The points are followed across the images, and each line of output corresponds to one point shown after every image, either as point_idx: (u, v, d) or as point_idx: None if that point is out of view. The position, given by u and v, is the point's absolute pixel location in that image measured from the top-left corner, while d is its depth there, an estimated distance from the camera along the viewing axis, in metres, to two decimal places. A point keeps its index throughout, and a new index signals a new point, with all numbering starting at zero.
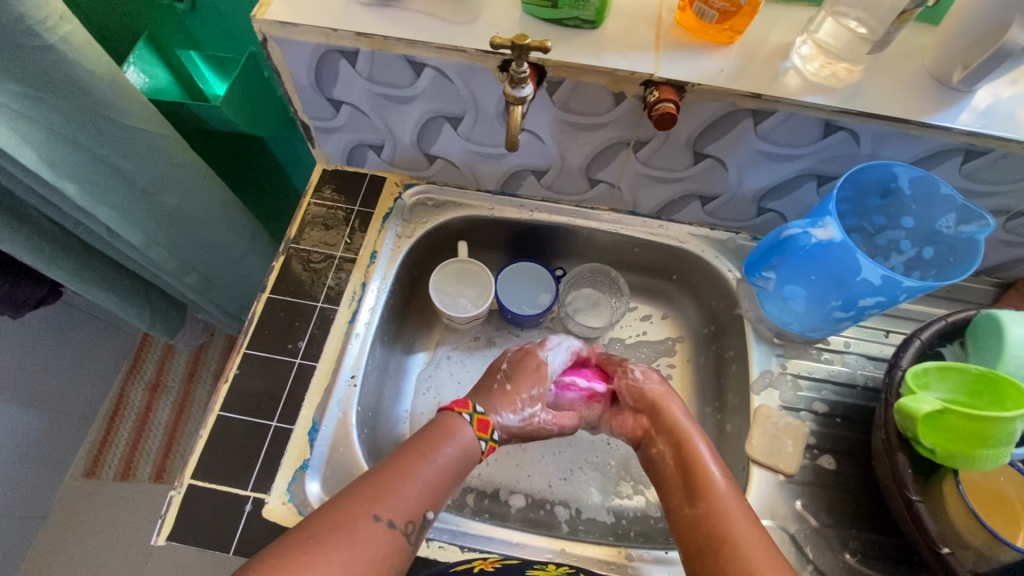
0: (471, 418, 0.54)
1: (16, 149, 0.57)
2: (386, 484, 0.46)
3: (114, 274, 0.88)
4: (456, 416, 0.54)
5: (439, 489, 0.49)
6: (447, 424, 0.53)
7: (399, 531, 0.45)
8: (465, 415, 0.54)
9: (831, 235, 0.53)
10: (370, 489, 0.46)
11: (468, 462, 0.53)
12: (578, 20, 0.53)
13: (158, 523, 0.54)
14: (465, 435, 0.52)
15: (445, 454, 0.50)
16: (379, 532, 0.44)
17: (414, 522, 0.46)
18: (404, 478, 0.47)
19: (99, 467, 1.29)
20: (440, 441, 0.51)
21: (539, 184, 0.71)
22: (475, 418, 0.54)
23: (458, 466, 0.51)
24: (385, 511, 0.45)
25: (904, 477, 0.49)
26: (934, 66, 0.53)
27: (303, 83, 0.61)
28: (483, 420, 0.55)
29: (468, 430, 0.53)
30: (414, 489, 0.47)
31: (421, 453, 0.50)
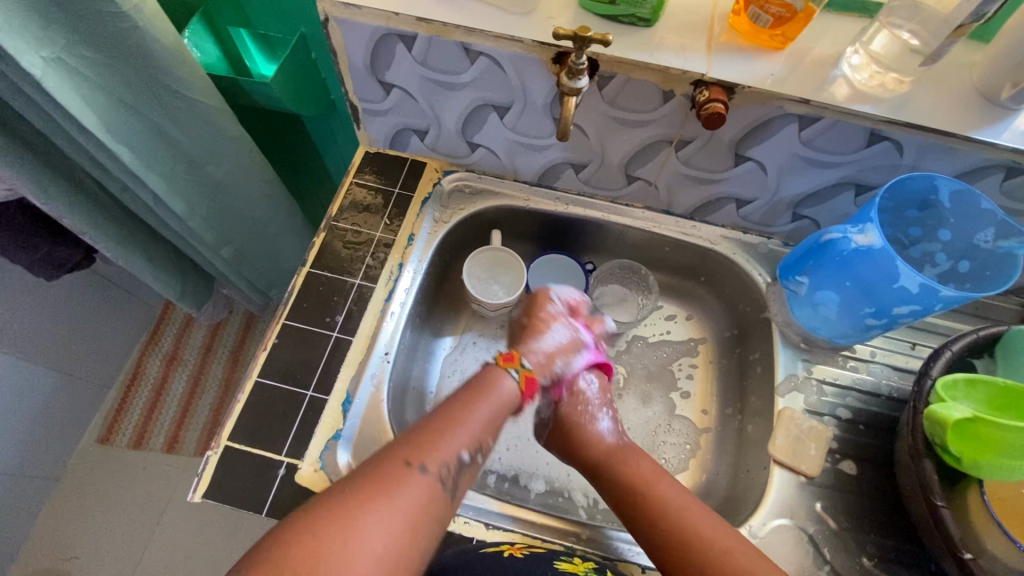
0: (518, 375, 0.52)
1: (81, 112, 0.59)
2: (413, 437, 0.44)
3: (151, 243, 0.90)
4: (503, 371, 0.52)
5: (473, 432, 0.47)
6: (491, 376, 0.51)
7: (434, 477, 0.42)
8: (511, 370, 0.53)
9: (871, 241, 0.55)
10: (399, 445, 0.44)
11: (507, 415, 0.51)
12: (634, 17, 0.55)
13: (195, 481, 0.56)
14: (506, 387, 0.51)
15: (481, 406, 0.48)
16: (413, 479, 0.41)
17: (449, 467, 0.44)
18: (438, 429, 0.45)
19: (114, 434, 1.30)
20: (473, 394, 0.50)
21: (576, 178, 0.72)
22: (523, 377, 0.52)
23: (492, 412, 0.49)
24: (416, 457, 0.43)
25: (931, 483, 0.50)
26: (982, 82, 0.53)
27: (358, 65, 0.62)
28: (528, 379, 0.53)
29: (513, 385, 0.52)
30: (445, 435, 0.45)
31: (451, 407, 0.48)
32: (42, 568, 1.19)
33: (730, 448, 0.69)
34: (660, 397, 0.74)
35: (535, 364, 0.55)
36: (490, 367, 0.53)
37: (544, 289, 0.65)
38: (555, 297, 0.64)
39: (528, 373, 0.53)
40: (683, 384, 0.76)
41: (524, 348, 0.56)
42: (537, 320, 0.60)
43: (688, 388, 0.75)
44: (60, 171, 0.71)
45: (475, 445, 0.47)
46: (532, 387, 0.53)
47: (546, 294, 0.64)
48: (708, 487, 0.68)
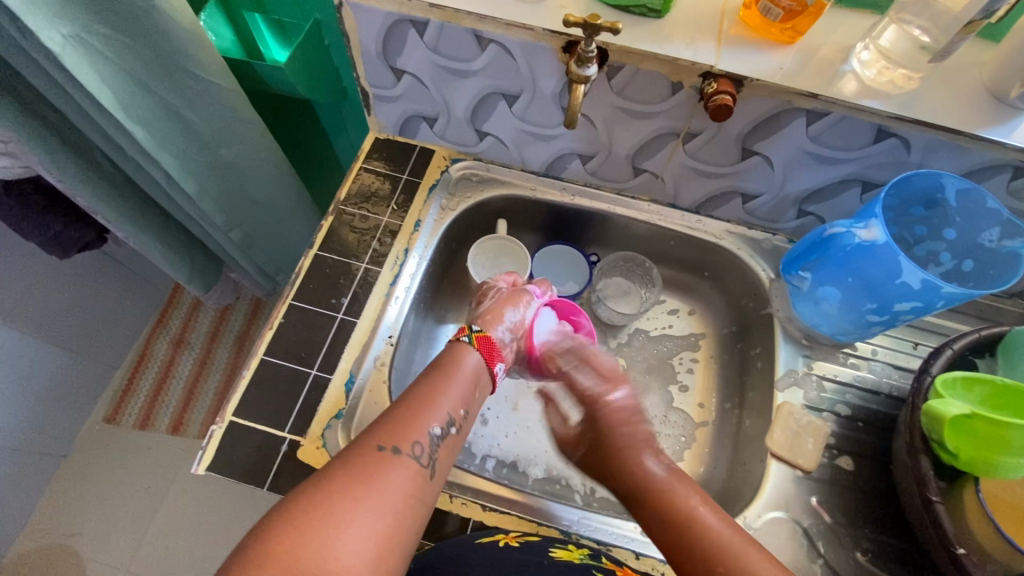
0: (471, 339, 0.55)
1: (98, 89, 0.60)
2: (383, 424, 0.45)
3: (162, 224, 0.91)
4: (457, 341, 0.55)
5: (443, 409, 0.49)
6: (454, 353, 0.54)
7: (411, 458, 0.44)
8: (467, 339, 0.55)
9: (874, 236, 0.55)
10: (372, 430, 0.45)
11: (477, 387, 0.53)
12: (645, 8, 0.55)
13: (200, 454, 0.57)
14: (471, 360, 0.54)
15: (449, 384, 0.51)
16: (389, 462, 0.43)
17: (422, 445, 0.45)
18: (407, 412, 0.47)
19: (121, 414, 1.32)
20: (440, 372, 0.51)
21: (583, 169, 0.72)
22: (475, 338, 0.55)
23: (460, 389, 0.51)
24: (389, 441, 0.44)
25: (927, 478, 0.50)
26: (992, 81, 0.53)
27: (369, 50, 0.63)
28: (484, 339, 0.56)
29: (474, 355, 0.54)
30: (417, 417, 0.47)
31: (422, 388, 0.50)
32: (47, 543, 1.22)
33: (728, 443, 0.69)
34: (658, 389, 0.75)
35: (492, 329, 0.59)
36: (452, 342, 0.55)
37: (490, 276, 0.67)
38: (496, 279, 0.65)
39: (482, 333, 0.56)
40: (683, 378, 0.76)
41: (485, 322, 0.59)
42: (514, 295, 0.63)
43: (688, 382, 0.76)
44: (76, 148, 0.72)
45: (446, 420, 0.48)
46: (489, 345, 0.56)
47: (489, 282, 0.65)
48: (705, 479, 0.68)
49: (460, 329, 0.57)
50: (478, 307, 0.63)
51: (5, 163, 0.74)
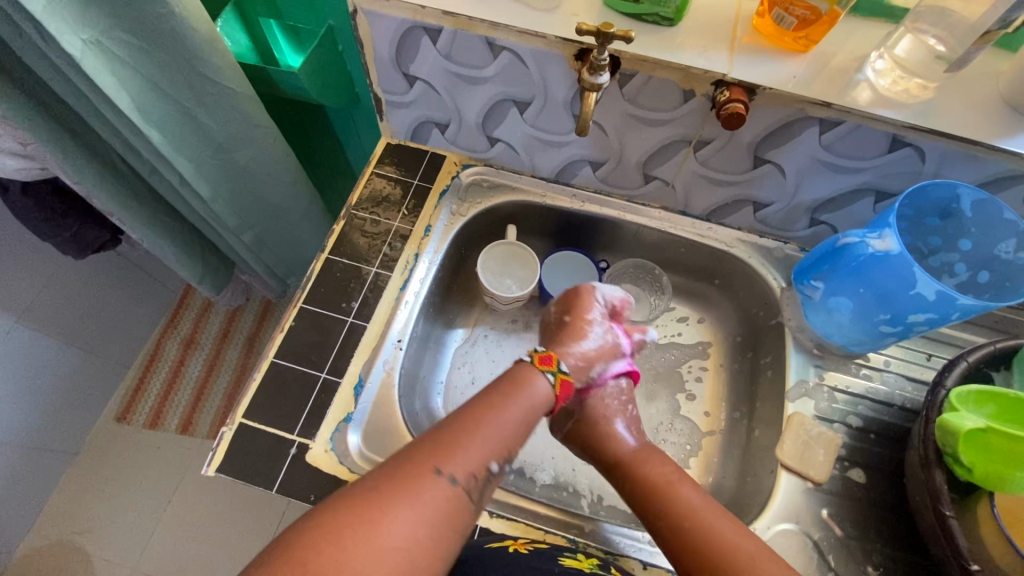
0: (554, 379, 0.53)
1: (115, 93, 0.61)
2: (444, 442, 0.44)
3: (175, 226, 0.92)
4: (538, 373, 0.53)
5: (502, 442, 0.47)
6: (525, 374, 0.53)
7: (461, 486, 0.42)
8: (547, 373, 0.53)
9: (889, 246, 0.55)
10: (428, 449, 0.43)
11: (534, 419, 0.51)
12: (657, 16, 0.55)
13: (209, 455, 0.58)
14: (539, 389, 0.52)
15: (511, 412, 0.49)
16: (441, 487, 0.41)
17: (476, 477, 0.44)
18: (468, 434, 0.45)
19: (132, 412, 1.34)
20: (508, 397, 0.50)
21: (594, 176, 0.72)
22: (559, 380, 0.53)
23: (519, 416, 0.49)
24: (445, 464, 0.42)
25: (940, 493, 0.49)
26: (1009, 91, 0.53)
27: (383, 57, 0.64)
28: (564, 383, 0.54)
29: (545, 386, 0.52)
30: (476, 444, 0.45)
31: (481, 410, 0.48)
32: (57, 539, 1.23)
33: (737, 453, 0.69)
34: (665, 396, 0.74)
35: (571, 365, 0.56)
36: (524, 364, 0.54)
37: (586, 285, 0.63)
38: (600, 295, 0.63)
39: (564, 375, 0.54)
40: (691, 387, 0.75)
41: (560, 350, 0.57)
42: (581, 321, 0.60)
43: (697, 391, 0.75)
44: (93, 152, 0.73)
45: (505, 455, 0.47)
46: (567, 389, 0.55)
47: (592, 292, 0.62)
48: (713, 488, 0.68)
49: (547, 359, 0.55)
50: (569, 336, 0.59)
51: (24, 165, 0.76)
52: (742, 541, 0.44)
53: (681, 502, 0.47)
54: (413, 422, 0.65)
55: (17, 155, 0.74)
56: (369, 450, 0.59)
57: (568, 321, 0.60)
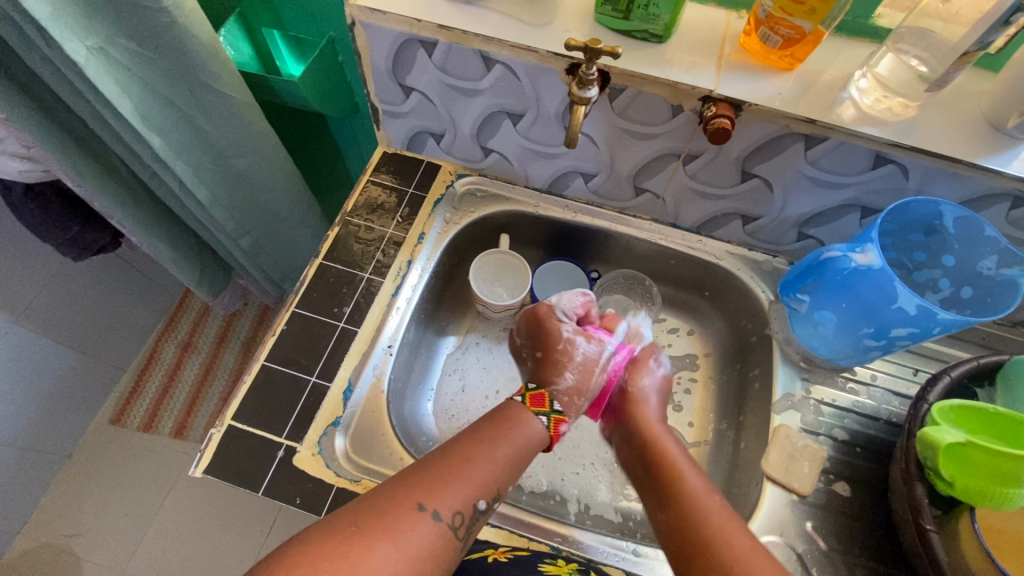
0: (550, 421, 0.56)
1: (118, 99, 0.62)
2: (429, 477, 0.46)
3: (175, 230, 0.93)
4: (532, 415, 0.56)
5: (487, 481, 0.49)
6: (518, 416, 0.55)
7: (445, 524, 0.44)
8: (541, 416, 0.56)
9: (871, 260, 0.56)
10: (413, 484, 0.46)
11: (520, 466, 0.53)
12: (646, 33, 0.56)
13: (197, 457, 0.58)
14: (534, 428, 0.55)
15: (497, 452, 0.51)
16: (424, 524, 0.43)
17: (460, 515, 0.46)
18: (453, 470, 0.48)
19: (126, 415, 1.34)
20: (493, 437, 0.51)
21: (586, 187, 0.74)
22: (553, 421, 0.56)
23: (506, 461, 0.51)
24: (429, 501, 0.45)
25: (920, 506, 0.50)
26: (990, 111, 0.54)
27: (380, 68, 0.65)
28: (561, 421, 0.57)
29: (537, 424, 0.55)
30: (462, 482, 0.47)
31: (469, 448, 0.50)
32: (47, 542, 1.22)
33: (724, 464, 0.69)
34: None
35: (566, 404, 0.59)
36: (512, 405, 0.56)
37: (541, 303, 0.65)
38: (561, 313, 0.64)
39: (558, 418, 0.57)
40: (679, 399, 0.76)
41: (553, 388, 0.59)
42: (553, 357, 0.61)
43: (684, 402, 0.75)
44: (95, 155, 0.75)
45: (489, 493, 0.48)
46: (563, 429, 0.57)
47: (551, 309, 0.64)
48: None
49: (539, 401, 0.57)
50: (552, 367, 0.61)
51: (27, 168, 0.77)
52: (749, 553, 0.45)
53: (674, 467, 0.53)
54: (401, 429, 0.65)
55: (19, 158, 0.75)
56: (358, 455, 0.59)
57: (543, 354, 0.63)
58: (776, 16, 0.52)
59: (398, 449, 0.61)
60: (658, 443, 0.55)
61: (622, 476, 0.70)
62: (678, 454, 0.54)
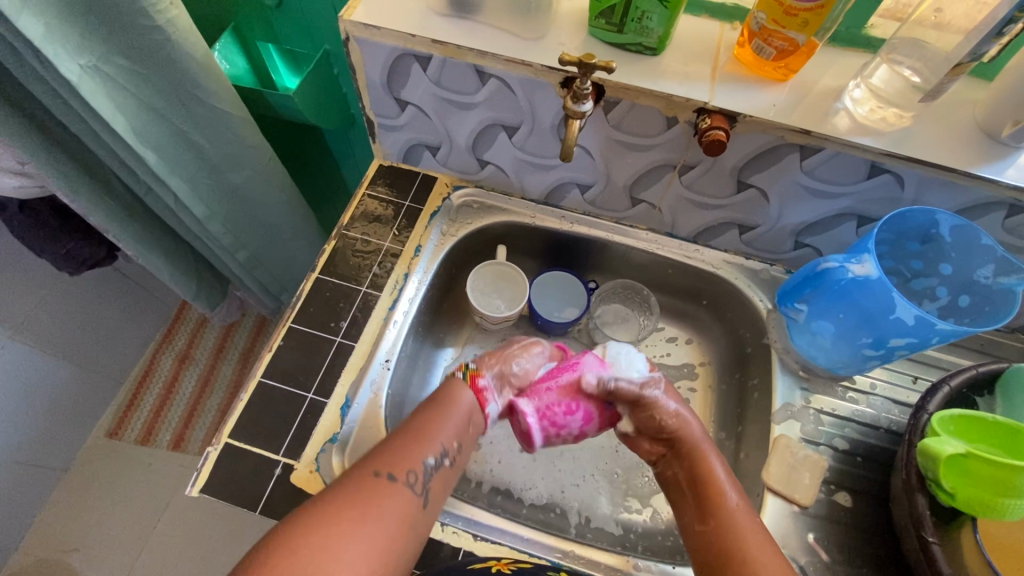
0: (466, 375, 0.58)
1: (113, 117, 0.62)
2: (383, 449, 0.49)
3: (171, 244, 0.93)
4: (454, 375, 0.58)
5: (439, 441, 0.51)
6: (449, 386, 0.57)
7: (403, 485, 0.47)
8: (460, 372, 0.59)
9: (868, 271, 0.56)
10: (368, 457, 0.49)
11: (470, 420, 0.55)
12: (640, 46, 0.56)
13: (194, 475, 0.58)
14: (465, 399, 0.56)
15: (444, 413, 0.54)
16: (381, 487, 0.46)
17: (416, 474, 0.48)
18: (405, 438, 0.50)
19: (123, 429, 1.33)
20: (436, 406, 0.54)
21: (582, 198, 0.73)
22: (470, 373, 0.58)
23: (455, 420, 0.54)
24: (384, 467, 0.47)
25: (923, 519, 0.49)
26: (985, 120, 0.54)
27: (375, 82, 0.65)
28: (475, 374, 0.58)
29: (468, 393, 0.56)
30: (413, 445, 0.50)
31: (414, 420, 0.53)
32: (44, 557, 1.21)
33: None
34: None
35: (488, 365, 0.60)
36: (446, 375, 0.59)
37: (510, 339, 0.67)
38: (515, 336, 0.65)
39: (475, 371, 0.58)
40: None
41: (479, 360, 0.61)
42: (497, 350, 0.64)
43: None
44: (90, 171, 0.74)
45: (441, 450, 0.51)
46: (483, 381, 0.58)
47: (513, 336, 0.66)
48: None
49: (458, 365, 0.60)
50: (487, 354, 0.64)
51: (22, 184, 0.77)
52: (755, 547, 0.48)
53: (726, 505, 0.51)
54: None
55: (15, 174, 0.75)
56: None
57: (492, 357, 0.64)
58: (769, 28, 0.52)
59: None
60: (707, 469, 0.54)
61: (623, 487, 0.70)
62: (726, 483, 0.53)
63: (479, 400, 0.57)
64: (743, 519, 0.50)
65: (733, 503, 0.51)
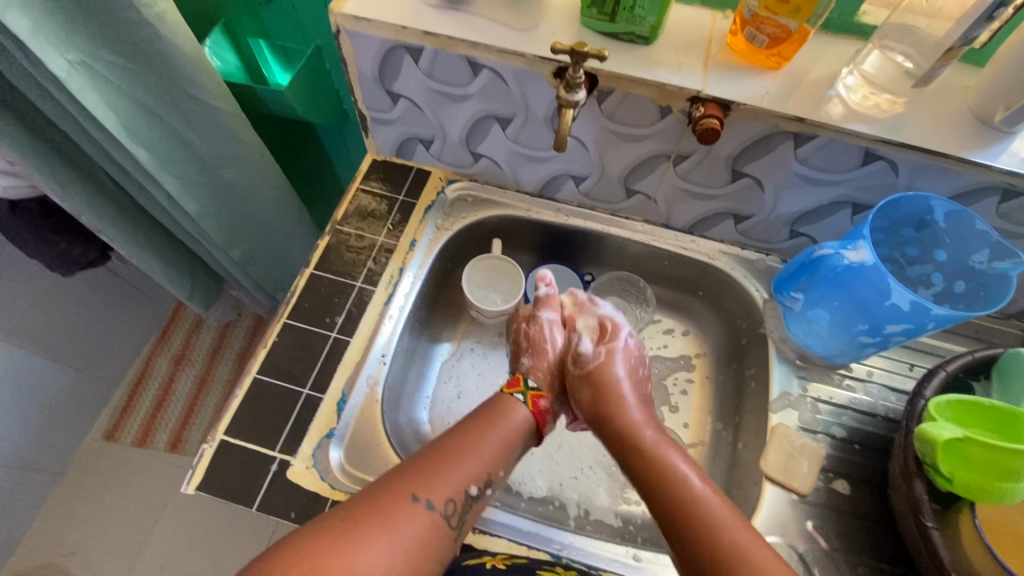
0: (525, 399, 0.59)
1: (102, 114, 0.62)
2: (422, 470, 0.49)
3: (164, 243, 0.92)
4: (511, 396, 0.59)
5: (480, 468, 0.52)
6: (503, 403, 0.58)
7: (438, 513, 0.48)
8: (517, 395, 0.59)
9: (863, 258, 0.55)
10: (409, 475, 0.49)
11: (516, 444, 0.56)
12: (633, 35, 0.56)
13: (189, 473, 0.57)
14: (520, 414, 0.57)
15: (494, 434, 0.54)
16: (415, 513, 0.46)
17: (453, 504, 0.49)
18: (447, 461, 0.51)
19: (120, 431, 1.33)
20: (487, 424, 0.55)
21: (577, 191, 0.73)
22: (530, 398, 0.59)
23: (503, 442, 0.55)
24: (422, 492, 0.48)
25: (921, 504, 0.50)
26: (978, 106, 0.54)
27: (367, 76, 0.65)
28: (535, 399, 0.60)
29: (525, 412, 0.58)
30: (454, 471, 0.50)
31: (462, 439, 0.53)
32: (41, 561, 1.21)
33: (723, 464, 0.68)
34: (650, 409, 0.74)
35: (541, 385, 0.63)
36: (498, 395, 0.59)
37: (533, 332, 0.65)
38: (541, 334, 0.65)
39: (535, 394, 0.60)
40: (676, 400, 0.75)
41: (527, 370, 0.64)
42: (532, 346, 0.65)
43: (682, 403, 0.75)
44: (81, 170, 0.74)
45: (483, 479, 0.52)
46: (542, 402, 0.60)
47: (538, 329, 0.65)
48: None
49: (514, 381, 0.61)
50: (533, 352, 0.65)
51: (12, 183, 0.76)
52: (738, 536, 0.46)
53: (685, 493, 0.50)
54: (396, 438, 0.64)
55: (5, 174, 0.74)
56: (353, 467, 0.59)
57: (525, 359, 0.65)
58: (761, 15, 0.52)
59: (393, 460, 0.60)
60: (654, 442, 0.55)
61: (621, 479, 0.70)
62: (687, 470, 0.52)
63: (538, 423, 0.59)
64: (720, 511, 0.48)
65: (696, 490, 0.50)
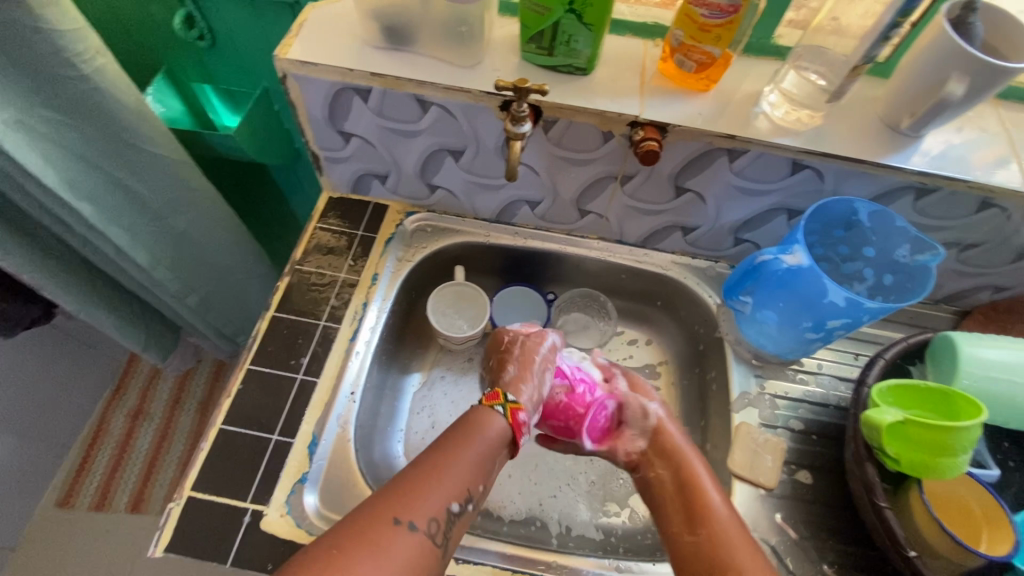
0: (504, 410, 0.55)
1: (42, 170, 0.60)
2: (402, 490, 0.46)
3: (115, 296, 0.89)
4: (489, 409, 0.55)
5: (463, 482, 0.49)
6: (480, 417, 0.54)
7: (423, 534, 0.44)
8: (498, 407, 0.55)
9: (799, 260, 0.60)
10: (386, 499, 0.45)
11: (494, 458, 0.53)
12: (571, 67, 0.59)
13: (156, 535, 0.55)
14: (496, 428, 0.54)
15: (472, 446, 0.51)
16: (399, 536, 0.43)
17: (438, 521, 0.46)
18: (427, 475, 0.48)
19: (74, 496, 1.25)
20: (464, 435, 0.52)
21: (533, 214, 0.76)
22: (509, 411, 0.55)
23: (483, 451, 0.51)
24: (405, 514, 0.44)
25: (873, 485, 0.53)
26: (885, 114, 0.59)
27: (317, 117, 0.65)
28: (515, 411, 0.55)
29: (502, 420, 0.54)
30: (436, 488, 0.47)
31: (440, 455, 0.50)
32: None
33: None
34: None
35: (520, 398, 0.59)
36: (477, 407, 0.55)
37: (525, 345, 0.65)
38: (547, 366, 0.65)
39: (515, 406, 0.56)
40: None
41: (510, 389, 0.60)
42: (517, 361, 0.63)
43: None
44: (21, 229, 0.71)
45: (464, 495, 0.48)
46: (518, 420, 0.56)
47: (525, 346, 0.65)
48: None
49: (494, 395, 0.57)
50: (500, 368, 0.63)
51: None
52: (738, 546, 0.49)
53: (713, 512, 0.52)
54: (371, 475, 0.64)
55: None
56: (329, 510, 0.58)
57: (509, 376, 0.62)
58: (687, 43, 0.56)
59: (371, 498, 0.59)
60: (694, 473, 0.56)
61: (600, 492, 0.71)
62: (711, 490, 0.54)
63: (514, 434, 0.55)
64: (732, 531, 0.51)
65: (720, 510, 0.52)
